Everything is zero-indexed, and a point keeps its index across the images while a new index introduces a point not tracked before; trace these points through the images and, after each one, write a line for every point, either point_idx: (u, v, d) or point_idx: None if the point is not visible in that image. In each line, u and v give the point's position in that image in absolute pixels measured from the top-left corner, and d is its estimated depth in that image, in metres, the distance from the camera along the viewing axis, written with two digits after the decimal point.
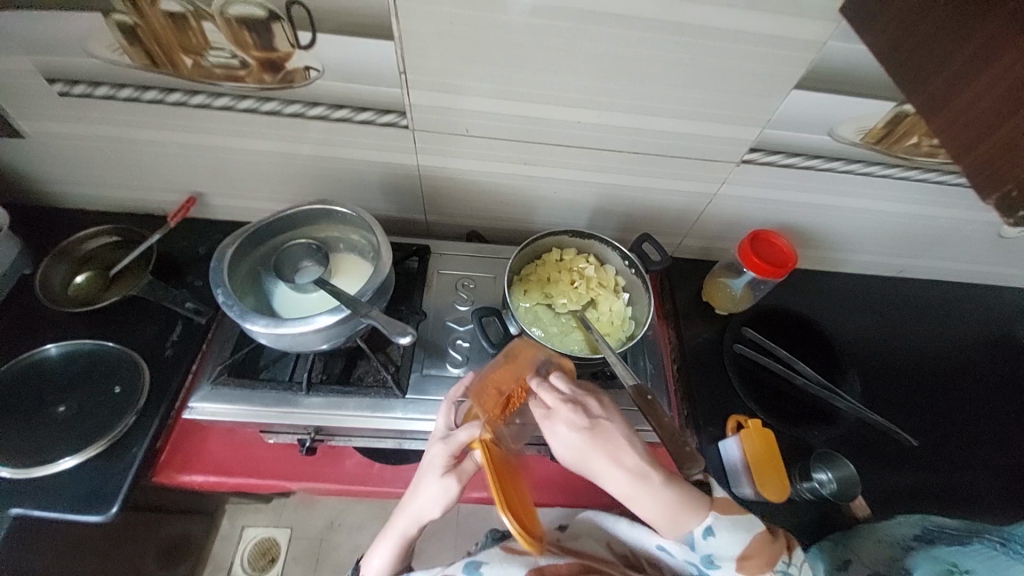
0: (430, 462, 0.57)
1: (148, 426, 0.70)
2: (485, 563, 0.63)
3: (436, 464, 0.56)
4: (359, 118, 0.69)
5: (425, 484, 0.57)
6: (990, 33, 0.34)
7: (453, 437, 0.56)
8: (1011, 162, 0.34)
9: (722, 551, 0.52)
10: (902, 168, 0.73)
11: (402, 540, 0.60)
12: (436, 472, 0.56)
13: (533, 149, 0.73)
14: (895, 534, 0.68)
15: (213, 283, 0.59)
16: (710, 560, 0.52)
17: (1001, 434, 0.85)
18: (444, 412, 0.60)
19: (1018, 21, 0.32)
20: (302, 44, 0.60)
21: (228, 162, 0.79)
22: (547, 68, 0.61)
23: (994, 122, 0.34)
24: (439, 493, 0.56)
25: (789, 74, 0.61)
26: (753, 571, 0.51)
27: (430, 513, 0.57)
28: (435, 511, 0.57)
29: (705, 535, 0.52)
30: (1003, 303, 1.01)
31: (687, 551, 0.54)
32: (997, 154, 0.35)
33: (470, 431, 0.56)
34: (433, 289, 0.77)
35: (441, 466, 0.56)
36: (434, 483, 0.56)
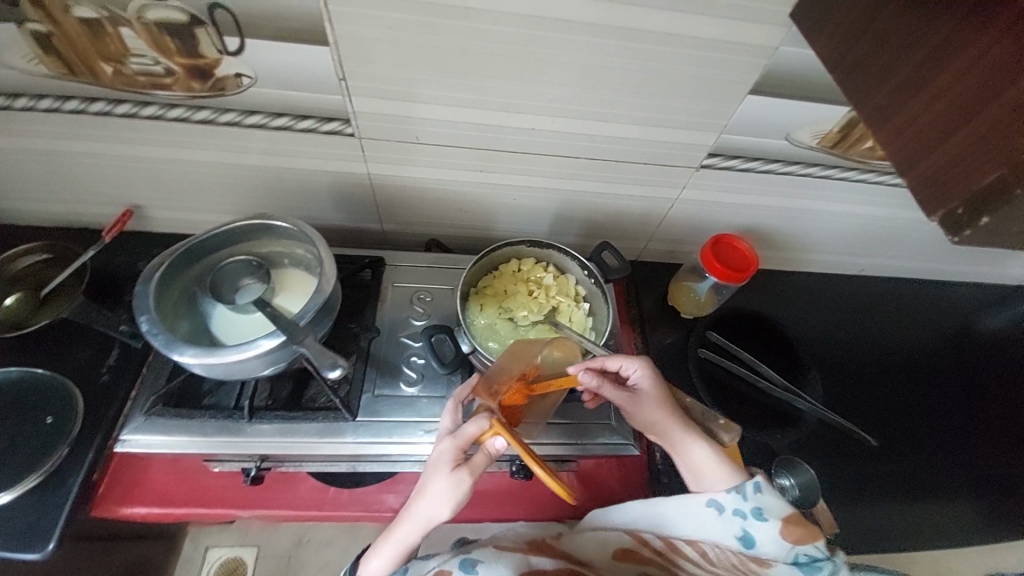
0: (438, 456, 0.54)
1: (83, 458, 0.65)
2: (482, 560, 0.57)
3: (444, 459, 0.53)
4: (301, 126, 0.65)
5: (435, 484, 0.53)
6: (938, 41, 0.33)
7: (460, 431, 0.54)
8: (958, 176, 0.32)
9: (773, 509, 0.55)
10: (858, 171, 0.73)
11: (405, 547, 0.56)
12: (446, 465, 0.53)
13: (489, 157, 0.71)
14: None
15: (137, 311, 0.55)
16: (761, 514, 0.54)
17: (961, 430, 0.87)
18: (450, 412, 0.59)
19: (969, 26, 0.31)
20: (231, 50, 0.56)
21: (165, 173, 0.74)
22: (498, 74, 0.59)
23: (941, 136, 0.33)
24: (448, 491, 0.53)
25: (743, 79, 0.59)
26: (794, 535, 0.53)
27: (441, 516, 0.53)
28: (445, 512, 0.53)
29: (755, 491, 0.56)
30: (960, 298, 1.03)
31: (738, 502, 0.55)
32: (943, 170, 0.33)
33: (478, 424, 0.54)
34: (388, 303, 0.74)
35: (450, 462, 0.53)
36: (442, 481, 0.53)
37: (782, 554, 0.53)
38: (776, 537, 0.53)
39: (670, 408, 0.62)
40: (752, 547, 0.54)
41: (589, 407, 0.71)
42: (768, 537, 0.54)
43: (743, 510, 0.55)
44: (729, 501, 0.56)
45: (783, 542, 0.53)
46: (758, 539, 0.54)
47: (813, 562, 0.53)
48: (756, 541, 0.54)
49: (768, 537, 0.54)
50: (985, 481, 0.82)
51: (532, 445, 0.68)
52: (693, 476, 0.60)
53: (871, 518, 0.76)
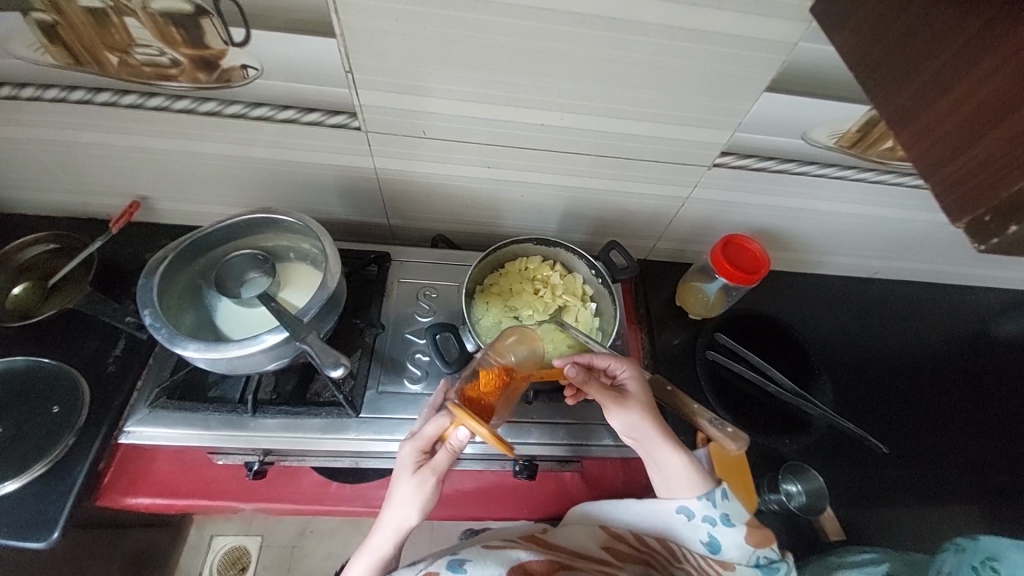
0: (402, 459, 0.54)
1: (88, 448, 0.65)
2: (470, 559, 0.57)
3: (407, 462, 0.54)
4: (307, 119, 0.64)
5: (401, 487, 0.53)
6: (967, 38, 0.32)
7: (420, 432, 0.54)
8: (987, 180, 0.31)
9: (737, 513, 0.59)
10: (876, 172, 0.71)
11: (380, 558, 0.55)
12: (409, 466, 0.54)
13: (497, 152, 0.70)
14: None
15: (140, 303, 0.55)
16: (729, 520, 0.58)
17: (974, 438, 0.85)
18: (423, 418, 0.59)
19: (1002, 21, 0.30)
20: (236, 41, 0.55)
21: (171, 165, 0.74)
22: (507, 68, 0.57)
23: (969, 138, 0.32)
24: (415, 492, 0.53)
25: (759, 76, 0.57)
26: (754, 539, 0.58)
27: (411, 518, 0.53)
28: (414, 514, 0.54)
29: (721, 499, 0.59)
30: (977, 302, 1.01)
31: (707, 508, 0.58)
32: (970, 174, 0.32)
33: (437, 423, 0.54)
34: (393, 299, 0.74)
35: (413, 463, 0.54)
36: (406, 483, 0.53)
37: (743, 556, 0.58)
38: (739, 542, 0.57)
39: (655, 415, 0.60)
40: (717, 551, 0.58)
41: (593, 408, 0.70)
42: (733, 542, 0.57)
43: (712, 517, 0.58)
44: (699, 507, 0.59)
45: (745, 547, 0.58)
46: (724, 544, 0.58)
47: (771, 564, 0.57)
48: (721, 545, 0.58)
49: (731, 542, 0.57)
50: (999, 490, 0.80)
51: (534, 445, 0.67)
52: (663, 482, 0.61)
53: (878, 525, 0.74)
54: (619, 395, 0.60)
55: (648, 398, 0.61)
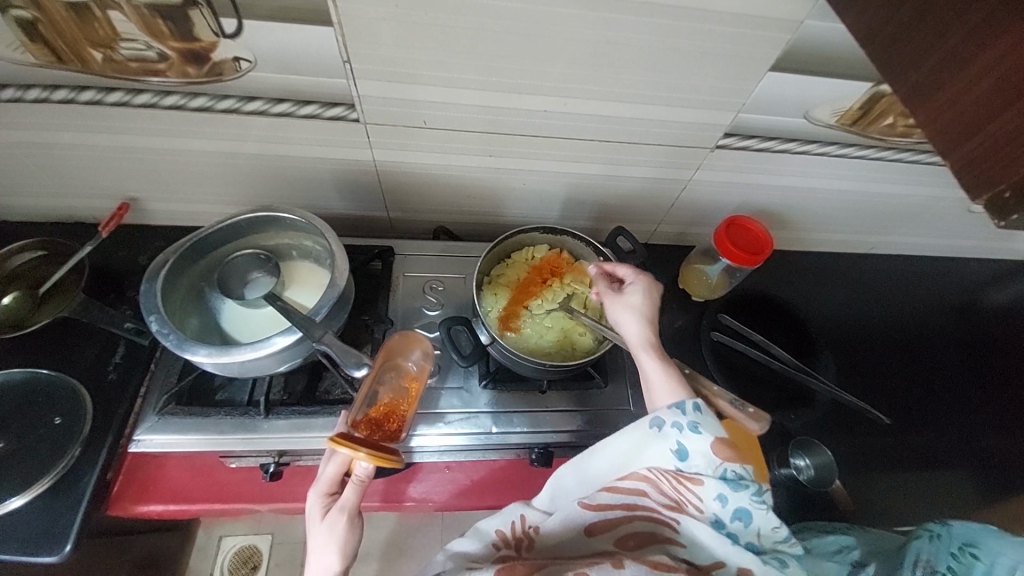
0: (310, 510, 0.53)
1: (96, 457, 0.64)
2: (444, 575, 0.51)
3: (315, 511, 0.52)
4: (304, 112, 0.63)
5: (314, 537, 0.51)
6: (971, 25, 0.31)
7: (322, 474, 0.53)
8: (1009, 159, 0.31)
9: (708, 424, 0.51)
10: (876, 148, 0.72)
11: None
12: (318, 514, 0.52)
13: (499, 141, 0.69)
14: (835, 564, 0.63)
15: (145, 309, 0.53)
16: (697, 427, 0.51)
17: (967, 403, 0.87)
18: None
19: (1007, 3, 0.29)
20: (228, 32, 0.53)
21: (163, 164, 0.71)
22: (510, 54, 0.56)
23: (983, 117, 0.32)
24: (326, 538, 0.51)
25: (765, 56, 0.57)
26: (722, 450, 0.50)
27: (332, 568, 0.50)
28: (334, 563, 0.50)
29: (688, 409, 0.52)
30: (967, 273, 1.03)
31: (676, 415, 0.52)
32: (990, 152, 0.32)
33: (335, 462, 0.52)
34: (399, 294, 0.73)
35: (320, 510, 0.52)
36: (319, 531, 0.51)
37: (712, 468, 0.50)
38: (708, 449, 0.50)
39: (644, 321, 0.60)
40: (685, 460, 0.50)
41: (606, 394, 0.70)
42: (700, 450, 0.50)
43: (680, 423, 0.51)
44: (667, 415, 0.52)
45: (714, 456, 0.50)
46: (691, 452, 0.50)
47: (740, 478, 0.49)
48: (689, 455, 0.50)
49: (700, 448, 0.50)
50: (992, 452, 0.83)
51: (550, 432, 0.67)
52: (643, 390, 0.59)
53: (883, 492, 0.77)
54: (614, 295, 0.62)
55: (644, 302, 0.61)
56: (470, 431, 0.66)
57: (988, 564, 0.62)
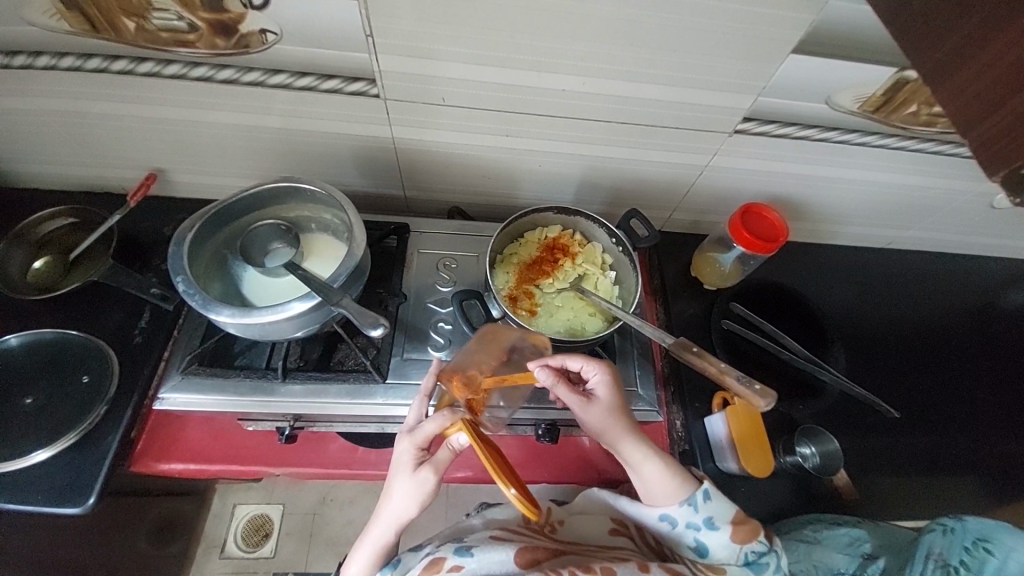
0: (401, 457, 0.55)
1: (121, 415, 0.67)
2: (477, 545, 0.60)
3: (406, 460, 0.55)
4: (326, 86, 0.64)
5: (400, 484, 0.54)
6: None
7: (420, 430, 0.54)
8: None
9: (721, 515, 0.59)
10: (899, 138, 0.71)
11: (381, 544, 0.58)
12: (409, 465, 0.55)
13: (516, 120, 0.69)
14: (845, 556, 0.69)
15: (172, 270, 0.55)
16: (711, 523, 0.58)
17: (980, 402, 0.86)
18: (414, 407, 0.59)
19: None
20: (255, 4, 0.54)
21: (189, 136, 0.73)
22: (531, 31, 0.57)
23: (1006, 92, 0.31)
24: (412, 490, 0.54)
25: (788, 38, 0.57)
26: (742, 535, 0.58)
27: (410, 513, 0.55)
28: (412, 510, 0.55)
29: (703, 500, 0.59)
30: (988, 272, 1.01)
31: (689, 514, 0.59)
32: (1009, 127, 0.31)
33: (437, 422, 0.54)
34: (414, 270, 0.74)
35: (413, 462, 0.55)
36: (405, 481, 0.54)
37: (732, 555, 0.58)
38: (726, 542, 0.58)
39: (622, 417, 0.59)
40: (706, 552, 0.59)
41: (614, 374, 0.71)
42: (677, 511, 0.59)
43: (695, 522, 0.59)
44: (681, 513, 0.59)
45: (732, 544, 0.58)
46: (711, 546, 0.59)
47: (759, 559, 0.58)
48: (709, 546, 0.59)
49: (718, 542, 0.58)
50: (1002, 452, 0.82)
51: (555, 408, 0.68)
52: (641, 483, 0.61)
53: (889, 485, 0.77)
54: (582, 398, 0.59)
55: (616, 399, 0.59)
56: None
57: (1003, 558, 0.67)
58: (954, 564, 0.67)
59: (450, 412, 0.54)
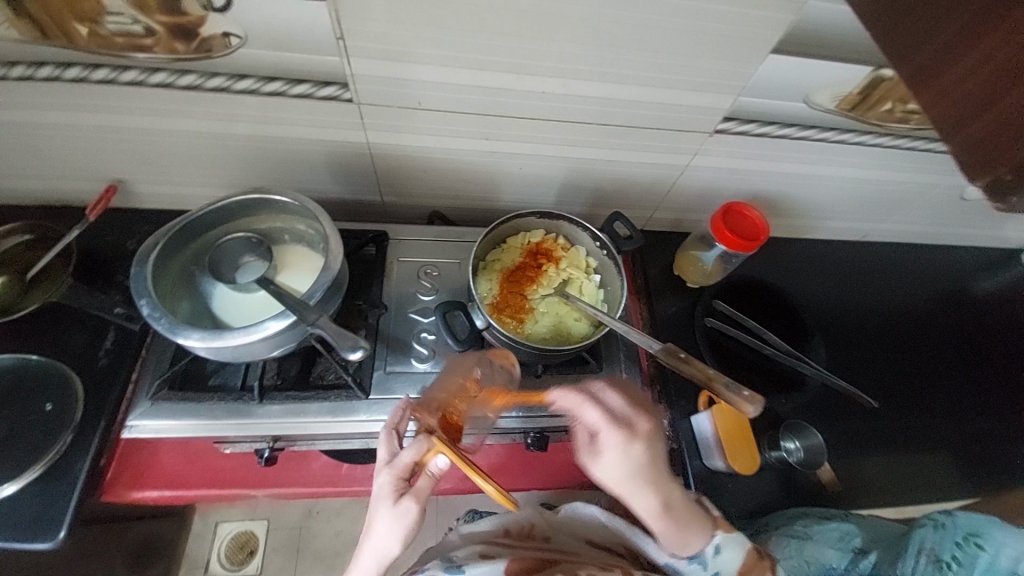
0: (379, 491, 0.54)
1: (88, 444, 0.63)
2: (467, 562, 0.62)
3: (385, 491, 0.53)
4: (295, 91, 0.61)
5: (380, 517, 0.53)
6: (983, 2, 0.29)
7: (398, 460, 0.54)
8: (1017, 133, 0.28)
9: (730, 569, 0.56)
10: (874, 134, 0.72)
11: None
12: (387, 499, 0.53)
13: (497, 124, 0.68)
14: (837, 552, 0.68)
15: (135, 292, 0.52)
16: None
17: (955, 388, 0.89)
18: (384, 442, 0.58)
19: None
20: (216, 6, 0.51)
21: (153, 146, 0.69)
22: (509, 32, 0.55)
23: (998, 89, 0.29)
24: (393, 523, 0.52)
25: (768, 38, 0.56)
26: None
27: (391, 550, 0.53)
28: (396, 545, 0.53)
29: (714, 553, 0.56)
30: (959, 261, 1.04)
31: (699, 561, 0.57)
32: (1000, 123, 0.29)
33: (415, 450, 0.54)
34: (393, 280, 0.72)
35: (391, 493, 0.53)
36: (385, 515, 0.53)
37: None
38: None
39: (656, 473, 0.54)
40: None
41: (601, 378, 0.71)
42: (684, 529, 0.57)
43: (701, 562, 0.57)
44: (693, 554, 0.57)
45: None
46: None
47: None
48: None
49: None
50: (978, 435, 0.85)
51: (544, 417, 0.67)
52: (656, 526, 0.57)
53: (872, 473, 0.79)
54: (626, 432, 0.54)
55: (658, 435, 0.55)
56: (467, 416, 0.65)
57: (994, 553, 0.66)
58: (945, 559, 0.67)
59: (427, 437, 0.55)
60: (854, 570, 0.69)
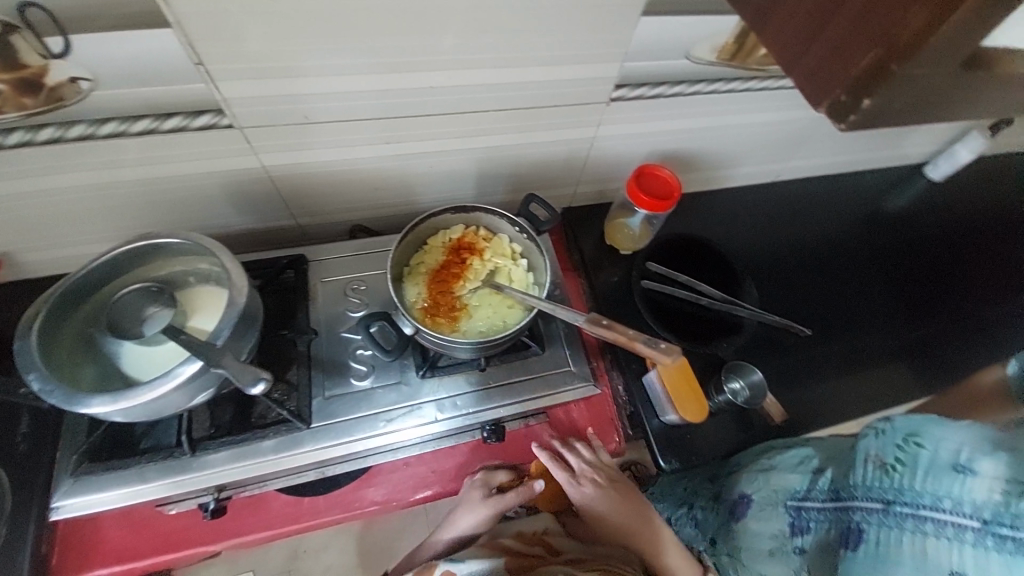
0: (471, 494, 0.74)
1: (20, 536, 0.59)
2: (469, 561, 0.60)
3: (478, 495, 0.74)
4: (168, 126, 0.58)
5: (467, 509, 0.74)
6: None
7: (495, 473, 0.75)
8: (846, 54, 0.28)
9: None
10: (759, 79, 0.75)
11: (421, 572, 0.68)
12: (480, 494, 0.74)
13: (393, 126, 0.66)
14: (797, 474, 0.69)
15: (22, 365, 0.48)
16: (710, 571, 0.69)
17: (879, 302, 0.95)
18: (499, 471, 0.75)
19: None
20: (54, 52, 0.48)
21: (30, 210, 0.64)
22: (379, 32, 0.53)
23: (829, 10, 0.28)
24: (472, 516, 0.74)
25: (636, 0, 0.57)
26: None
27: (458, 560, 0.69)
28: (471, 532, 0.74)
29: None
30: (866, 185, 1.10)
31: None
32: (833, 46, 0.28)
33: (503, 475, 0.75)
34: (319, 302, 0.70)
35: (480, 497, 0.73)
36: (470, 508, 0.74)
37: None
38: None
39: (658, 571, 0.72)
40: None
41: (545, 358, 0.71)
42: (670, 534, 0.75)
43: None
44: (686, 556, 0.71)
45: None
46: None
47: None
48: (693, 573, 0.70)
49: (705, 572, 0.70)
50: (903, 341, 0.91)
51: (495, 409, 0.67)
52: None
53: (815, 395, 0.83)
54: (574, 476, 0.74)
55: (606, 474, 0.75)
56: (417, 423, 0.65)
57: (935, 450, 0.51)
58: (889, 463, 0.55)
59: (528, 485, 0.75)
60: (815, 488, 0.66)
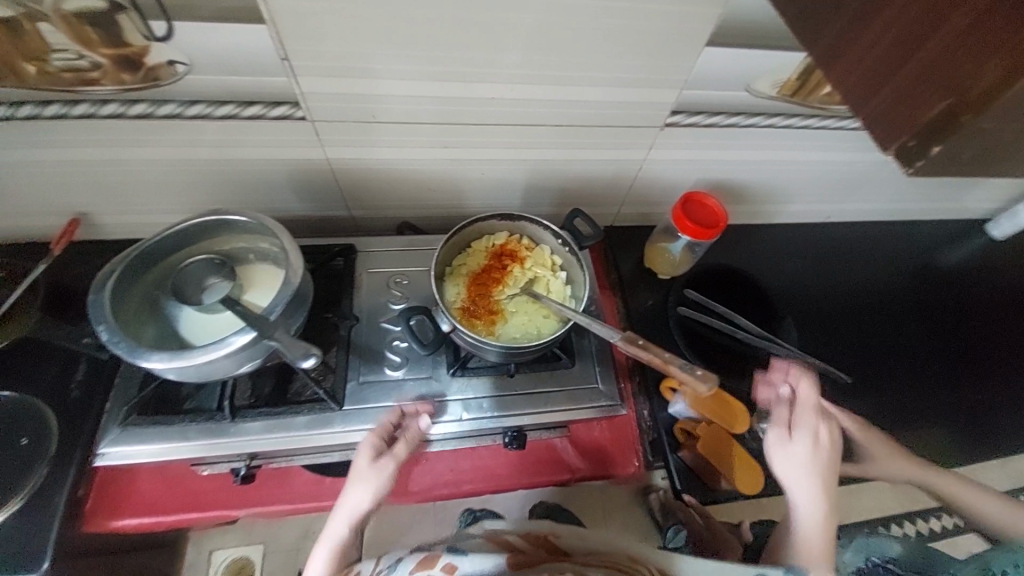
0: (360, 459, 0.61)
1: (65, 474, 0.64)
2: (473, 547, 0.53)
3: (368, 453, 0.61)
4: (248, 113, 0.62)
5: (362, 471, 0.60)
6: None
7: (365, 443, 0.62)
8: (920, 97, 0.27)
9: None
10: (820, 117, 0.74)
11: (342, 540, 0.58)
12: (369, 457, 0.60)
13: (454, 132, 0.69)
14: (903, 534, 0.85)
15: (95, 318, 0.53)
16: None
17: (926, 357, 0.91)
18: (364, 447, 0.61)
19: None
20: (158, 35, 0.53)
21: (114, 178, 0.70)
22: (452, 41, 0.56)
23: (900, 59, 0.28)
24: (374, 477, 0.59)
25: (701, 32, 0.58)
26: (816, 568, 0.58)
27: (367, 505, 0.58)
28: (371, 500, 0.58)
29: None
30: (923, 236, 1.06)
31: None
32: (904, 90, 0.28)
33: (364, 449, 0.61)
34: (363, 290, 0.73)
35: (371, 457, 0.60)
36: (365, 473, 0.59)
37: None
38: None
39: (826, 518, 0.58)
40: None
41: (573, 372, 0.72)
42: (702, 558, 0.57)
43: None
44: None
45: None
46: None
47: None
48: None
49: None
50: (949, 401, 0.87)
51: (519, 415, 0.68)
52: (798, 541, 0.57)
53: None
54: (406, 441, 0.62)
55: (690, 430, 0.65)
56: (441, 419, 0.66)
57: None
58: None
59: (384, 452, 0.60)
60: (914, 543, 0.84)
